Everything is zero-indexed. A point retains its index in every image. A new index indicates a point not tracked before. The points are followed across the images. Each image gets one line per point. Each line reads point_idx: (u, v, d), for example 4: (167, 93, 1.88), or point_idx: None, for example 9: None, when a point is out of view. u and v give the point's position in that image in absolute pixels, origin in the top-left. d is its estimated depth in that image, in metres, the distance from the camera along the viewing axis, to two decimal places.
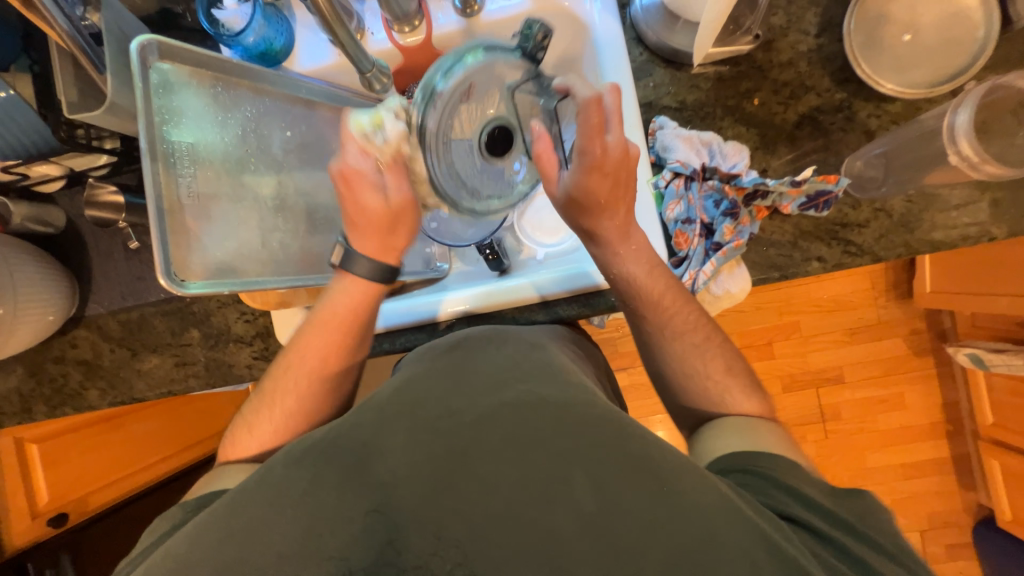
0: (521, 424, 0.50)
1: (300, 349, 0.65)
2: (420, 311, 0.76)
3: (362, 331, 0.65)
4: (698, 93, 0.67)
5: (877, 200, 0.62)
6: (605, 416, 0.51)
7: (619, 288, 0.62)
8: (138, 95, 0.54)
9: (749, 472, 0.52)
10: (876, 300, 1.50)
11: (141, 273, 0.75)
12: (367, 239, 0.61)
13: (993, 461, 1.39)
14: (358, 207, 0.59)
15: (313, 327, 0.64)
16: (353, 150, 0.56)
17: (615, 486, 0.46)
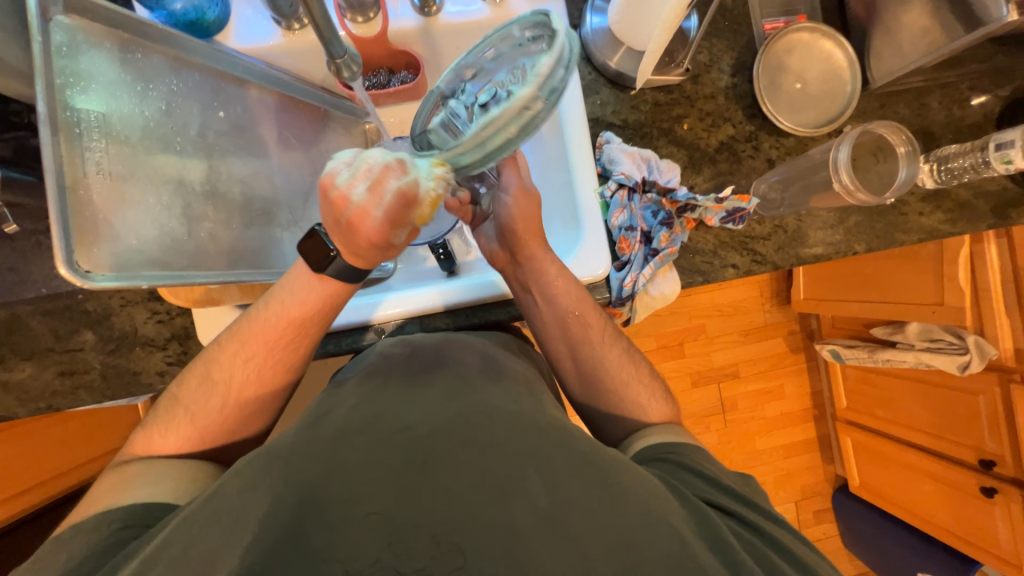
0: (475, 428, 0.47)
1: (236, 339, 0.56)
2: (356, 313, 0.72)
3: (320, 325, 0.58)
4: (638, 113, 0.74)
5: (777, 217, 0.74)
6: (552, 425, 0.50)
7: (568, 312, 0.66)
8: (34, 50, 0.46)
9: (668, 459, 0.56)
10: (764, 306, 1.76)
11: (14, 264, 0.61)
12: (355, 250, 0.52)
13: (847, 437, 1.70)
14: (377, 250, 0.50)
15: (260, 322, 0.56)
16: (398, 230, 0.48)
17: (567, 485, 0.43)
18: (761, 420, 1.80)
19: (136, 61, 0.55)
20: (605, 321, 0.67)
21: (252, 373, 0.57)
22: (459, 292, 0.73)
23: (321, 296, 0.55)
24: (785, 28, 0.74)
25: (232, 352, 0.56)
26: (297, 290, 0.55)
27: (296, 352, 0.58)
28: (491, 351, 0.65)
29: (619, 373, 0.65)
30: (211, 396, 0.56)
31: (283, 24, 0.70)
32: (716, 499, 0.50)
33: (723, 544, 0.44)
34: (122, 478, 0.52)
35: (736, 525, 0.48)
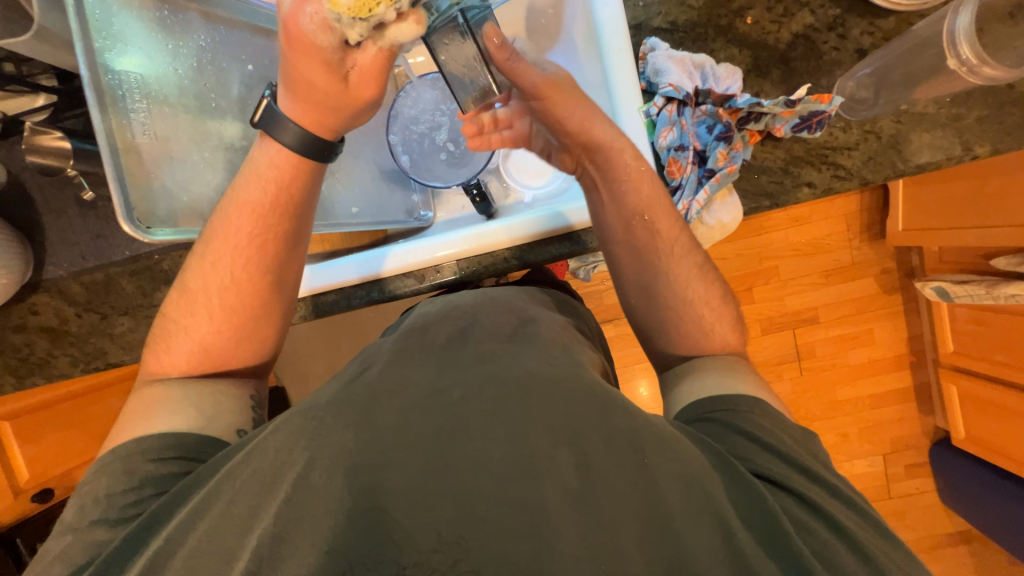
0: (508, 395, 0.45)
1: (205, 239, 0.56)
2: (360, 266, 0.72)
3: (281, 216, 0.56)
4: (689, 12, 0.63)
5: (868, 121, 0.62)
6: (591, 392, 0.47)
7: (635, 208, 0.60)
8: (71, 16, 0.48)
9: (717, 420, 0.50)
10: (851, 241, 1.55)
11: (100, 230, 0.69)
12: (298, 106, 0.52)
13: (951, 385, 1.50)
14: (309, 63, 0.47)
15: (223, 215, 0.55)
16: (314, 11, 0.43)
17: (600, 464, 0.41)
18: (844, 368, 1.64)
19: (167, 19, 0.56)
20: (674, 232, 0.60)
21: (229, 283, 0.56)
22: (526, 224, 0.71)
23: (290, 163, 0.54)
24: None
25: (201, 256, 0.56)
26: (253, 172, 0.55)
27: (267, 249, 0.57)
28: (526, 312, 0.62)
29: (666, 307, 0.60)
30: (213, 314, 0.56)
31: None
32: (766, 469, 0.45)
33: (773, 526, 0.40)
34: (146, 400, 0.54)
35: (789, 501, 0.43)
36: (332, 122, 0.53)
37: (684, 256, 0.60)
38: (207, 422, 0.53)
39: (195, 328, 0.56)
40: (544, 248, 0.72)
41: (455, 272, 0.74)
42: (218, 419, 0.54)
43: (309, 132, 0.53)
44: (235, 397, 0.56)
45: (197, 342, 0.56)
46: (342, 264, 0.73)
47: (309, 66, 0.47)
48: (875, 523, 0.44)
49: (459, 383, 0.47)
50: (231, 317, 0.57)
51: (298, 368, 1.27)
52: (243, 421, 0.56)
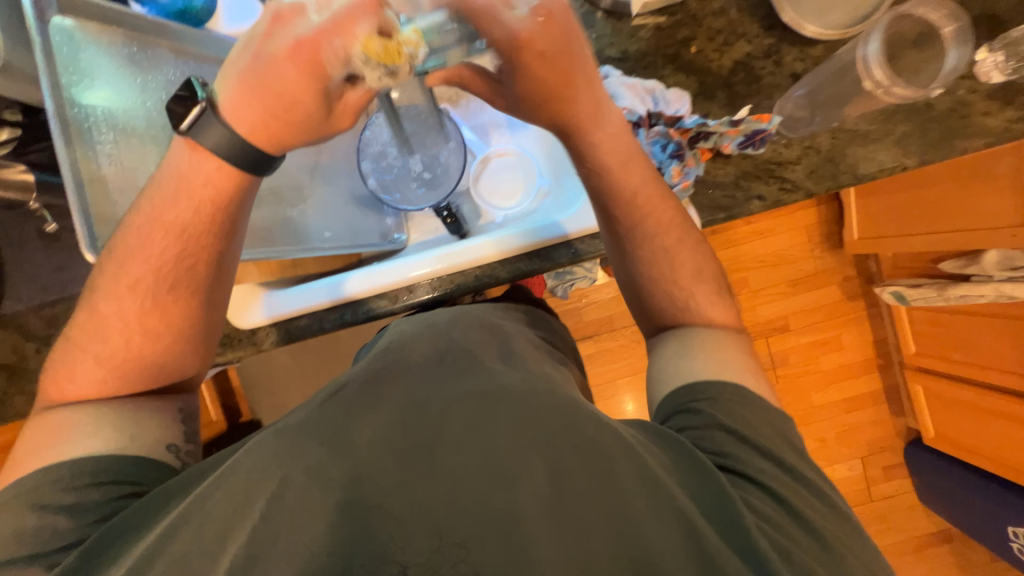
0: (482, 411, 0.46)
1: (116, 248, 0.52)
2: (322, 290, 0.73)
3: (213, 233, 0.53)
4: (638, 43, 0.68)
5: (806, 137, 0.67)
6: (563, 406, 0.48)
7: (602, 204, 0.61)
8: (37, 53, 0.49)
9: (693, 411, 0.51)
10: (812, 251, 1.63)
11: (64, 263, 0.67)
12: (246, 108, 0.48)
13: (918, 386, 1.56)
14: (306, 79, 0.46)
15: (137, 229, 0.51)
16: (341, 47, 0.44)
17: (570, 474, 0.42)
18: (817, 374, 1.68)
19: (135, 55, 0.58)
20: (661, 233, 0.60)
21: (151, 296, 0.53)
22: (516, 237, 0.73)
23: (214, 178, 0.50)
24: None
25: (114, 272, 0.52)
26: (171, 185, 0.51)
27: (196, 269, 0.54)
28: (499, 329, 0.64)
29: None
30: (149, 331, 0.54)
31: None
32: (733, 460, 0.47)
33: (732, 518, 0.41)
34: (54, 425, 0.51)
35: (754, 498, 0.44)
36: (282, 134, 0.50)
37: (667, 249, 0.60)
38: (129, 438, 0.51)
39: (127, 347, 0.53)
40: (515, 265, 0.74)
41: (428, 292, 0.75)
42: (141, 434, 0.51)
43: (247, 140, 0.49)
44: (158, 411, 0.54)
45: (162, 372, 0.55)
46: (314, 288, 0.73)
47: (297, 84, 0.46)
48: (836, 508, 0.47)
49: (432, 398, 0.48)
50: (173, 339, 0.55)
51: (273, 398, 1.24)
52: (171, 436, 0.54)
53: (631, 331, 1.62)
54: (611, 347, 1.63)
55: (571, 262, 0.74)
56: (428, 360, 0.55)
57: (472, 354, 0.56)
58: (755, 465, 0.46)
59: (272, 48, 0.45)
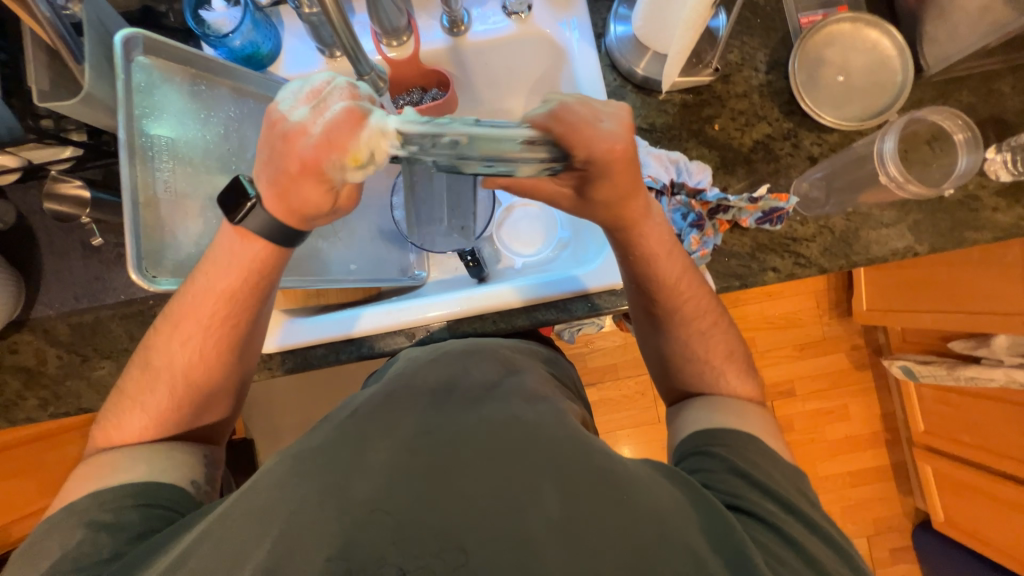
0: (496, 436, 0.47)
1: (170, 318, 0.56)
2: (336, 323, 0.74)
3: (256, 299, 0.57)
4: (665, 117, 0.73)
5: (821, 217, 0.70)
6: (572, 437, 0.48)
7: (634, 277, 0.62)
8: (118, 87, 0.54)
9: (707, 453, 0.53)
10: (821, 318, 1.63)
11: (99, 273, 0.70)
12: (278, 205, 0.51)
13: (927, 465, 1.52)
14: (310, 180, 0.47)
15: (189, 296, 0.55)
16: (337, 161, 0.45)
17: (579, 498, 0.43)
18: (822, 443, 1.65)
19: (201, 92, 0.62)
20: (686, 293, 0.62)
21: (198, 352, 0.57)
22: (530, 288, 0.75)
23: (258, 252, 0.54)
24: (823, 20, 0.70)
25: (167, 334, 0.56)
26: (223, 258, 0.54)
27: (236, 328, 0.58)
28: (512, 362, 0.64)
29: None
30: (195, 376, 0.57)
31: (326, 52, 0.73)
32: (744, 501, 0.47)
33: (740, 558, 0.41)
34: (99, 456, 0.53)
35: (768, 540, 0.44)
36: (306, 220, 0.53)
37: (699, 311, 0.63)
38: (163, 471, 0.52)
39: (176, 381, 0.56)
40: (533, 311, 0.76)
41: (446, 331, 0.76)
42: (174, 469, 0.53)
43: (277, 220, 0.52)
44: (192, 452, 0.56)
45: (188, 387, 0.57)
46: (332, 319, 0.75)
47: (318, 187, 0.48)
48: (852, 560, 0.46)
49: (447, 425, 0.49)
50: (205, 364, 0.57)
51: (272, 420, 1.23)
52: (198, 472, 0.55)
53: (635, 382, 1.61)
54: (614, 396, 1.62)
55: (587, 315, 0.76)
56: (444, 384, 0.56)
57: (487, 379, 0.58)
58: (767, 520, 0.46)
59: (282, 162, 0.47)
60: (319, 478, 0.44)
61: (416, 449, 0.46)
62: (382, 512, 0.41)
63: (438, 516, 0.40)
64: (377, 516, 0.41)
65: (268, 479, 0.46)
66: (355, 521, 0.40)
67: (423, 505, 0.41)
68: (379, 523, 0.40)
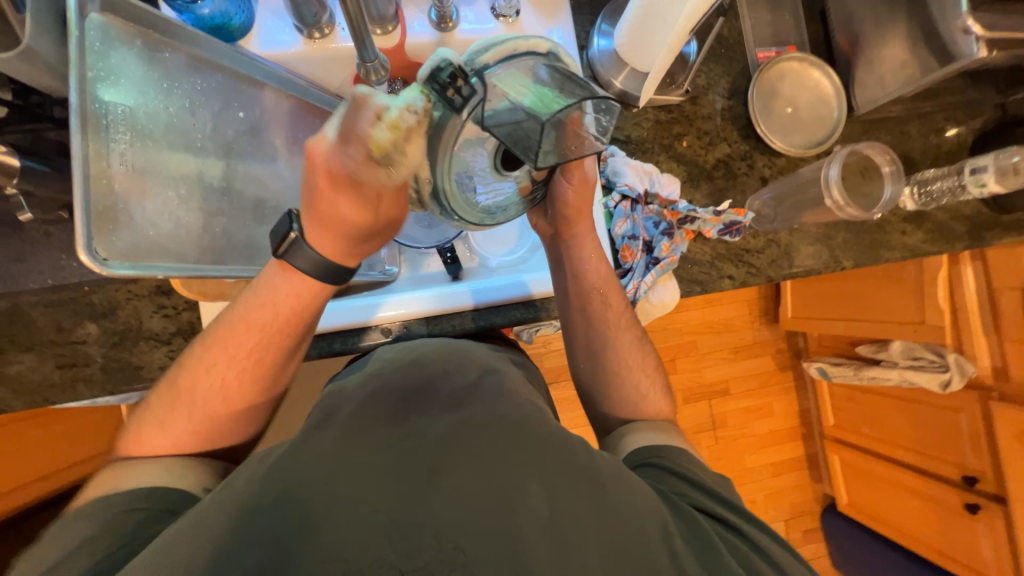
0: (486, 438, 0.47)
1: (206, 347, 0.55)
2: (355, 313, 0.73)
3: (290, 336, 0.56)
4: (640, 130, 0.78)
5: (770, 232, 0.78)
6: (555, 435, 0.49)
7: (595, 285, 0.67)
8: (70, 44, 0.48)
9: (655, 464, 0.55)
10: (752, 324, 1.80)
11: (21, 254, 0.61)
12: (323, 235, 0.51)
13: (834, 456, 1.73)
14: (346, 194, 0.47)
15: (227, 327, 0.54)
16: (356, 154, 0.44)
17: (568, 496, 0.44)
18: (750, 438, 1.82)
19: (162, 59, 0.56)
20: (625, 305, 0.68)
21: (228, 385, 0.54)
22: (510, 288, 0.76)
23: (310, 293, 0.54)
24: (776, 57, 0.79)
25: (198, 357, 0.55)
26: (265, 291, 0.54)
27: (265, 362, 0.56)
28: (491, 364, 0.63)
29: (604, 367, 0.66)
30: (204, 392, 0.54)
31: (304, 32, 0.69)
32: (711, 508, 0.49)
33: (705, 542, 0.45)
34: (116, 464, 0.51)
35: (734, 536, 0.47)
36: (353, 246, 0.53)
37: None
38: (179, 476, 0.50)
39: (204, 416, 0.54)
40: (510, 311, 0.77)
41: (422, 329, 0.76)
42: (187, 473, 0.51)
43: (326, 260, 0.53)
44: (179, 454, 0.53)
45: (217, 415, 0.55)
46: (349, 306, 0.73)
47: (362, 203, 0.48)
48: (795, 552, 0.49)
49: (437, 427, 0.48)
50: (208, 385, 0.54)
51: None
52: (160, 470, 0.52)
53: None
54: (571, 395, 1.68)
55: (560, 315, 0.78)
56: (428, 382, 0.55)
57: (466, 379, 0.57)
58: (729, 509, 0.50)
59: (312, 182, 0.47)
60: (300, 477, 0.43)
61: (406, 452, 0.45)
62: (379, 513, 0.40)
63: (435, 512, 0.40)
64: (375, 517, 0.40)
65: (247, 478, 0.44)
66: (345, 519, 0.40)
67: (419, 502, 0.41)
68: (376, 526, 0.39)
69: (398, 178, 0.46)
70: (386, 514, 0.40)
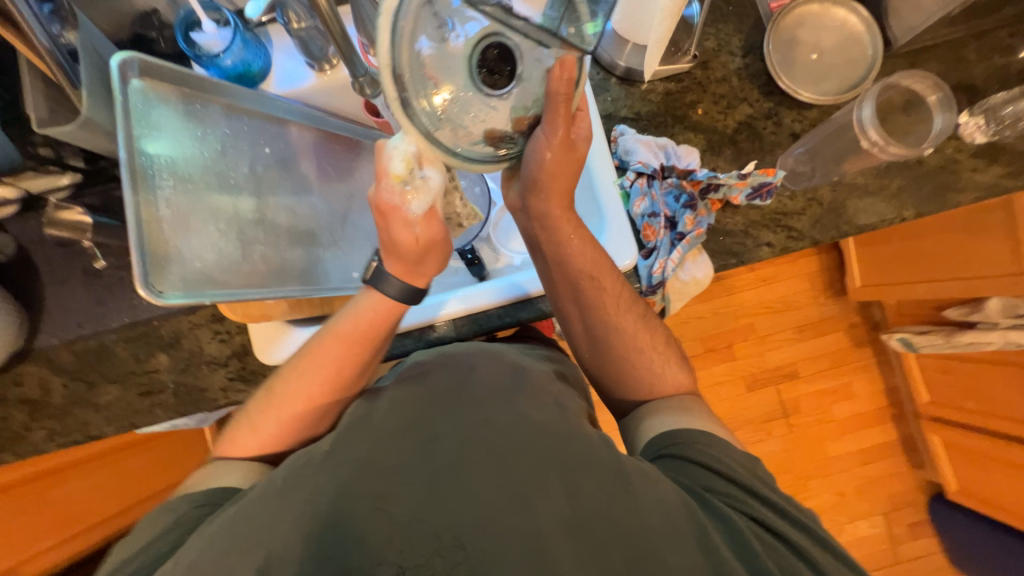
0: (503, 436, 0.47)
1: (300, 357, 0.59)
2: (421, 313, 0.76)
3: (372, 346, 0.59)
4: (650, 105, 0.75)
5: (809, 190, 0.72)
6: (570, 433, 0.49)
7: (581, 271, 0.61)
8: (117, 107, 0.54)
9: (678, 455, 0.51)
10: (816, 298, 1.65)
11: (102, 298, 0.70)
12: (395, 263, 0.57)
13: (936, 437, 1.52)
14: (416, 250, 0.55)
15: (308, 355, 0.59)
16: (397, 195, 0.50)
17: (586, 492, 0.44)
18: (830, 424, 1.66)
19: (195, 111, 0.63)
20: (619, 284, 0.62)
21: (315, 391, 0.59)
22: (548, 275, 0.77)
23: (387, 310, 0.58)
24: (792, 3, 0.73)
25: (291, 367, 0.59)
26: (362, 310, 0.58)
27: (349, 367, 0.59)
28: (519, 361, 0.62)
29: (633, 352, 0.62)
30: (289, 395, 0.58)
31: (315, 66, 0.74)
32: (742, 503, 0.47)
33: (729, 529, 0.44)
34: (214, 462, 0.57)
35: (766, 533, 0.45)
36: (421, 271, 0.58)
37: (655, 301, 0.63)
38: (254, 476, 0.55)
39: (275, 430, 0.58)
40: (533, 305, 0.77)
41: (452, 330, 0.77)
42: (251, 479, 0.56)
43: (410, 285, 0.58)
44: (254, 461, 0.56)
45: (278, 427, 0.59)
46: (412, 308, 0.76)
47: (417, 235, 0.54)
48: (838, 550, 0.45)
49: (453, 427, 0.49)
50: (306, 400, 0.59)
51: None
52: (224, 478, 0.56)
53: None
54: None
55: None
56: (455, 383, 0.55)
57: (488, 378, 0.57)
58: (762, 502, 0.47)
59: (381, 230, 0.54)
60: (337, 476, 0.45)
61: (429, 454, 0.46)
62: (400, 513, 0.42)
63: (449, 507, 0.42)
64: (377, 513, 0.42)
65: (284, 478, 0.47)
66: (368, 517, 0.42)
67: (433, 498, 0.42)
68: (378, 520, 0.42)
69: (427, 204, 0.51)
70: (390, 510, 0.42)
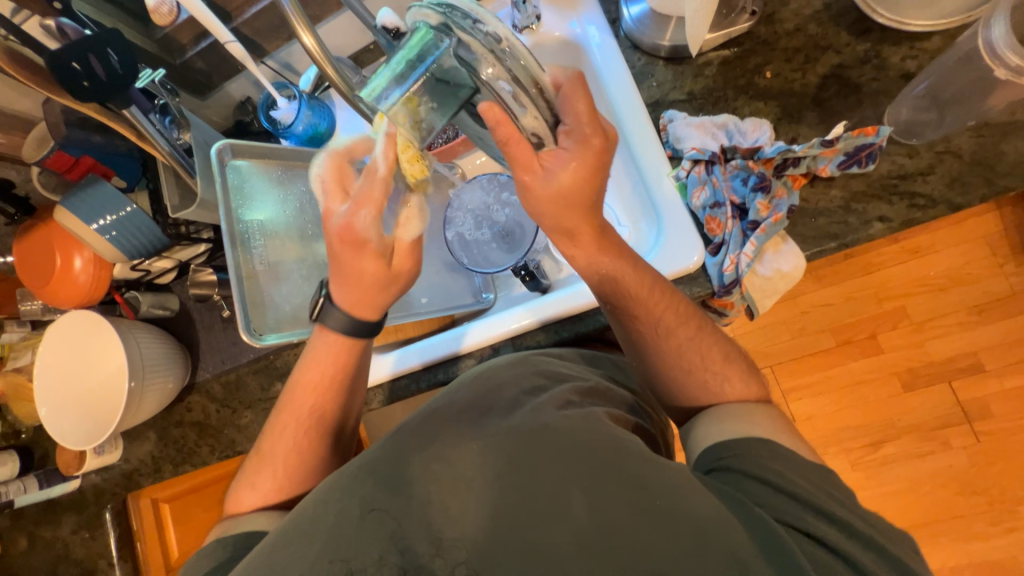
0: (530, 447, 0.47)
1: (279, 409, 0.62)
2: (442, 346, 0.78)
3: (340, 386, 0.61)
4: (703, 80, 0.66)
5: (938, 142, 0.57)
6: (602, 443, 0.47)
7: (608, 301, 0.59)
8: (219, 186, 0.67)
9: (729, 467, 0.48)
10: (1002, 268, 1.27)
11: (235, 338, 0.86)
12: (349, 298, 0.56)
13: None
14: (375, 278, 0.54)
15: (299, 387, 0.62)
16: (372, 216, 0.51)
17: (613, 506, 0.42)
18: None
19: (278, 177, 0.74)
20: (673, 306, 0.58)
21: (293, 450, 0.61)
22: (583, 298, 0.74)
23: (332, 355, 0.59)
24: None
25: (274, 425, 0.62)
26: (320, 356, 0.60)
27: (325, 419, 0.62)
28: (555, 368, 0.60)
29: (693, 365, 0.57)
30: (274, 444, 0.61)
31: None
32: (795, 517, 0.43)
33: (775, 545, 0.41)
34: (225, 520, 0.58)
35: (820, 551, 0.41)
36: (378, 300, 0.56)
37: (680, 318, 0.58)
38: None
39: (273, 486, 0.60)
40: (591, 317, 0.74)
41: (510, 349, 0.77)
42: None
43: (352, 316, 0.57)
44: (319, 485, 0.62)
45: (294, 455, 0.61)
46: (436, 340, 0.79)
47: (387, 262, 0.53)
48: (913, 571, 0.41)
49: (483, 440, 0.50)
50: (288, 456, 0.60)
51: None
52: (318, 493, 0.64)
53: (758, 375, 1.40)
54: None
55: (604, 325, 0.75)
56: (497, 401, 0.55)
57: (523, 391, 0.55)
58: (819, 521, 0.43)
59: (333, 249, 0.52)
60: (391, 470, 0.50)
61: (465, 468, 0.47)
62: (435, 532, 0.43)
63: (459, 511, 0.43)
64: (376, 512, 0.43)
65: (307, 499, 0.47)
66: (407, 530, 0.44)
67: (449, 503, 0.44)
68: (379, 520, 0.43)
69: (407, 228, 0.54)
70: (386, 512, 0.43)
